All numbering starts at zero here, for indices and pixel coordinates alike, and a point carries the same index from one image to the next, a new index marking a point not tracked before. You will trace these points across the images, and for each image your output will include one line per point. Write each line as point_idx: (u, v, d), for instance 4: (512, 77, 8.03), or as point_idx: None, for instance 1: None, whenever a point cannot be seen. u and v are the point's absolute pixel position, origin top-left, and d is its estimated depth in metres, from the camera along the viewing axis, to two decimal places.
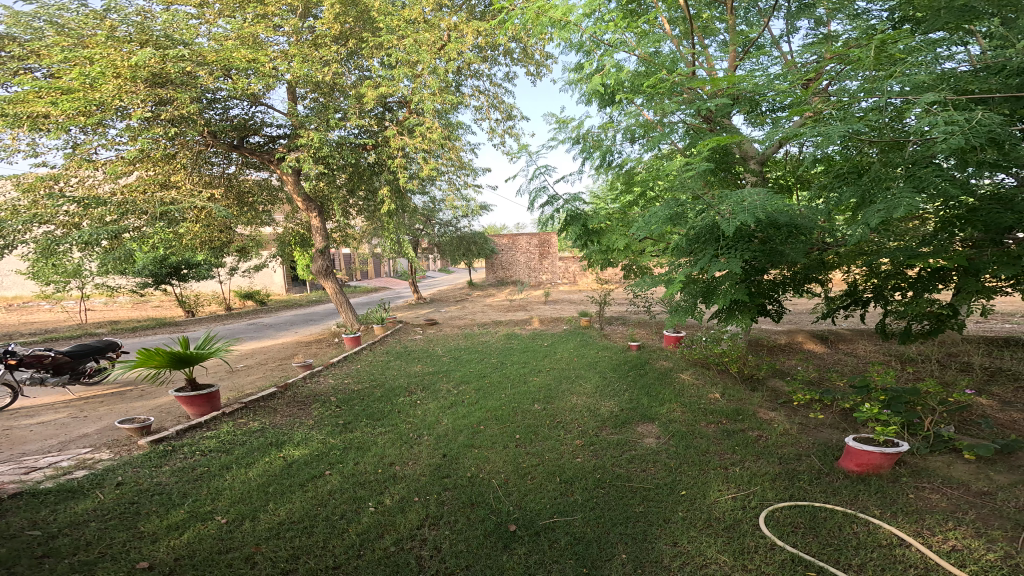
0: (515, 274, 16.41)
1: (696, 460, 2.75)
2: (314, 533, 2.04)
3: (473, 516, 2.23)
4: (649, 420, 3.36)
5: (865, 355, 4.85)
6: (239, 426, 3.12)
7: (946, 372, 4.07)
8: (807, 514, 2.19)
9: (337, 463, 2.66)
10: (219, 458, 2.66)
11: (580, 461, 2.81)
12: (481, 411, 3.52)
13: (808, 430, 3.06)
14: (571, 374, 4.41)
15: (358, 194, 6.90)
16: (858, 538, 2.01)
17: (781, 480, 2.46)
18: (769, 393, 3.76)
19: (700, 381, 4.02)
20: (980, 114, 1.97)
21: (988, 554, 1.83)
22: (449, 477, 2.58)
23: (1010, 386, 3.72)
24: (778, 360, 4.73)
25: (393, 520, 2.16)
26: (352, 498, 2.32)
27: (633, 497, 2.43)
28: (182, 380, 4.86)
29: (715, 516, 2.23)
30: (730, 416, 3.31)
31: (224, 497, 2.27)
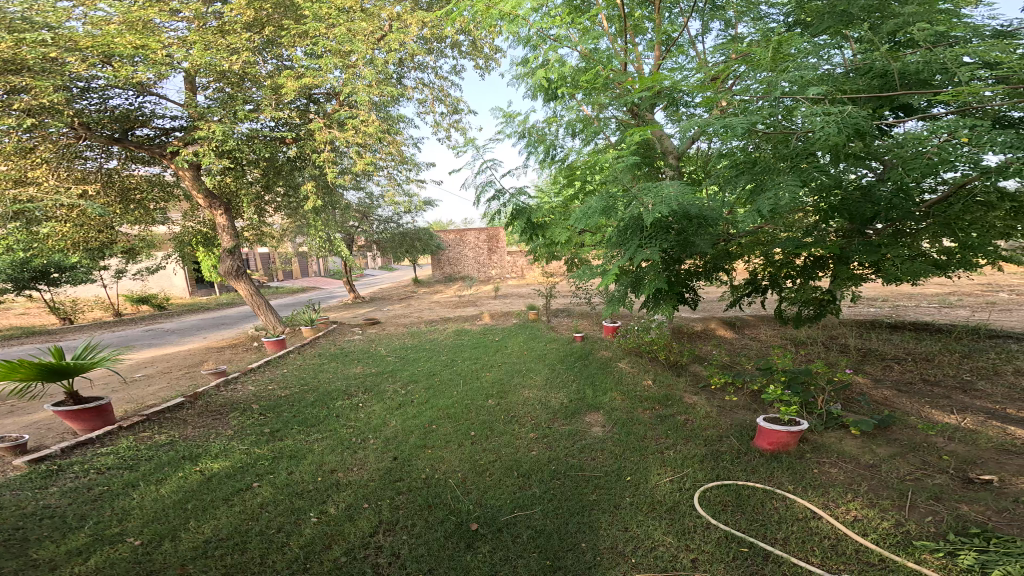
0: (464, 270, 16.35)
1: (637, 446, 2.82)
2: (248, 548, 1.96)
3: (432, 518, 2.21)
4: (596, 409, 3.42)
5: (765, 339, 5.23)
6: (141, 440, 2.95)
7: (830, 354, 4.47)
8: (733, 493, 2.30)
9: (266, 473, 2.56)
10: (121, 475, 2.50)
11: (535, 453, 2.83)
12: (434, 410, 3.47)
13: (726, 412, 3.23)
14: (522, 367, 4.45)
15: (275, 190, 6.64)
16: (779, 512, 2.13)
17: (708, 462, 2.57)
18: (692, 377, 3.95)
19: (636, 369, 4.14)
20: (849, 107, 2.11)
21: (883, 523, 1.98)
22: (403, 481, 2.53)
23: (880, 364, 4.16)
24: (696, 346, 4.97)
25: (342, 528, 2.10)
26: (290, 509, 2.23)
27: (587, 485, 2.48)
28: (61, 395, 4.51)
29: (658, 500, 2.30)
30: (661, 401, 3.43)
31: (133, 516, 2.14)
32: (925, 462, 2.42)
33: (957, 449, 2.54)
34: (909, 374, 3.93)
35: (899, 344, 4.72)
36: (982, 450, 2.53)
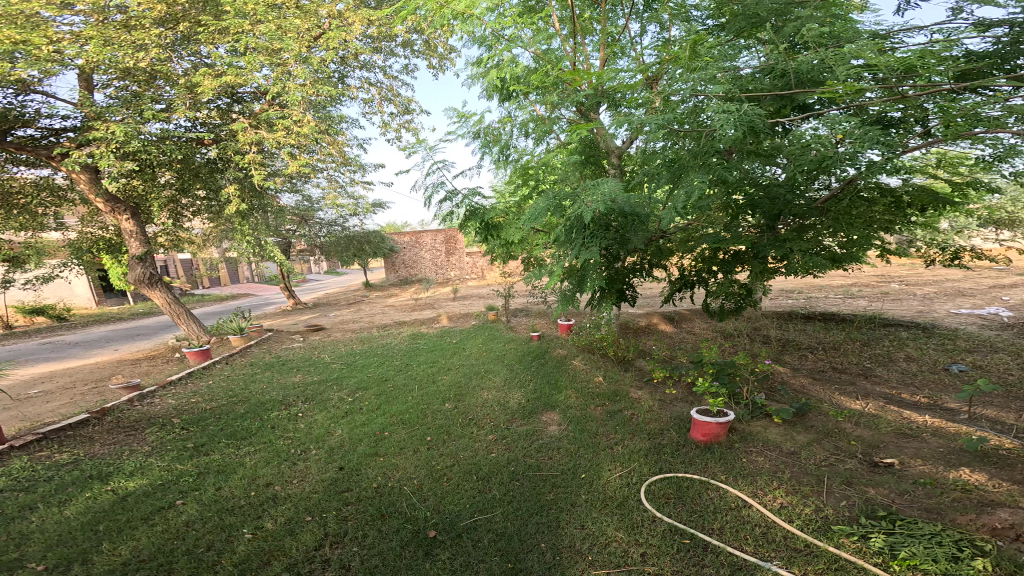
0: (421, 272, 16.28)
1: (589, 443, 2.85)
2: (174, 569, 1.87)
3: (386, 528, 2.15)
4: (551, 408, 3.44)
5: (699, 332, 5.63)
6: (40, 460, 2.76)
7: (754, 345, 4.86)
8: (674, 485, 2.37)
9: (191, 490, 2.45)
10: (16, 498, 2.33)
11: (495, 456, 2.81)
12: (386, 417, 3.40)
13: (666, 405, 3.35)
14: (481, 369, 4.42)
15: (194, 194, 6.35)
16: (717, 502, 2.21)
17: (651, 455, 2.64)
18: (638, 372, 4.08)
19: (589, 366, 4.21)
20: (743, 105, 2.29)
21: (806, 509, 2.09)
22: (351, 491, 2.46)
23: (797, 354, 4.62)
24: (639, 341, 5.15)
25: (281, 543, 2.03)
26: (220, 526, 2.14)
27: (543, 485, 2.48)
28: None
29: (609, 496, 2.33)
30: (609, 397, 3.50)
31: (33, 541, 2.01)
32: (837, 448, 2.63)
33: (864, 435, 2.78)
34: (822, 361, 4.40)
35: (811, 336, 5.18)
36: (884, 434, 2.79)
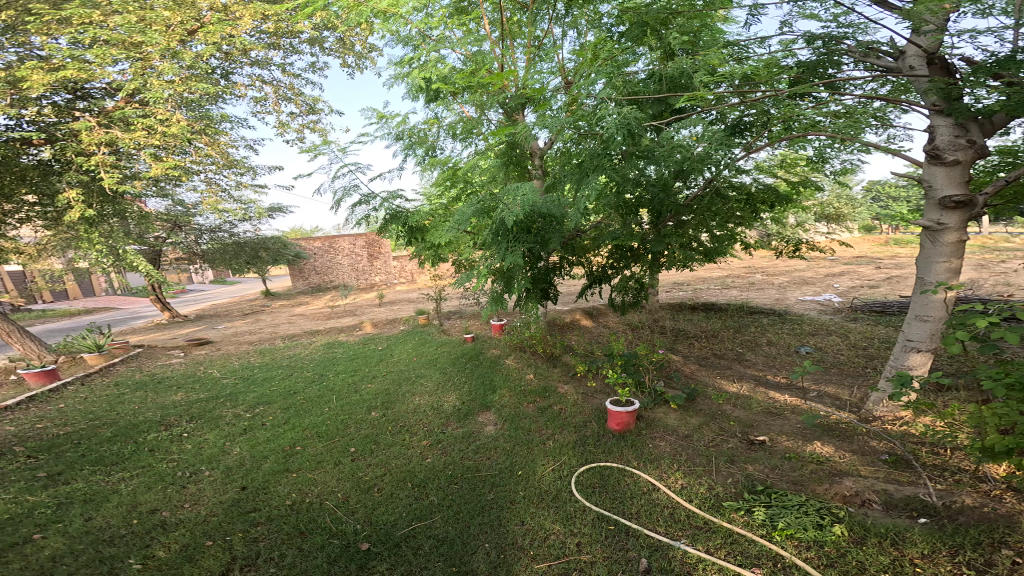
0: (336, 276, 17.21)
1: (524, 440, 3.71)
2: None
3: (307, 544, 2.52)
4: (487, 409, 4.36)
5: (612, 328, 7.61)
6: None
7: (656, 338, 6.67)
8: (598, 475, 3.16)
9: (51, 522, 2.71)
10: None
11: (430, 461, 3.41)
12: (296, 431, 3.96)
13: (588, 398, 4.47)
14: (413, 375, 5.39)
15: (24, 200, 5.93)
16: (632, 486, 3.04)
17: (578, 448, 3.52)
18: (564, 366, 5.35)
19: (522, 364, 5.36)
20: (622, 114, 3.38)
21: (700, 488, 2.96)
22: (260, 511, 2.82)
23: (687, 345, 6.46)
24: (567, 339, 6.88)
25: (181, 569, 2.35)
26: (99, 558, 2.41)
27: (483, 486, 3.08)
28: None
29: (545, 490, 2.99)
30: (541, 394, 4.55)
31: None
32: (722, 428, 3.83)
33: (739, 415, 4.08)
34: (705, 347, 6.36)
35: (695, 326, 7.28)
36: (753, 413, 4.11)
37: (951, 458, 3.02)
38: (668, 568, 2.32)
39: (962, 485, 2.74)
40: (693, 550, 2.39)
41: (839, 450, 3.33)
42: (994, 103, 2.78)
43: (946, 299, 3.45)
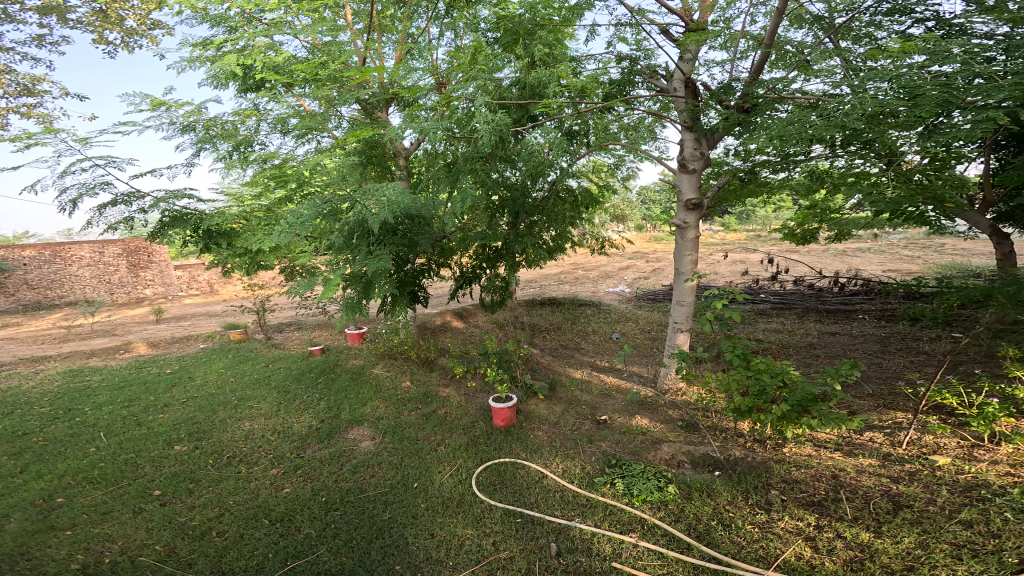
0: (72, 292, 13.09)
1: (415, 450, 4.00)
2: None
3: None
4: (359, 423, 4.55)
5: (482, 325, 8.21)
6: None
7: (518, 333, 7.52)
8: (496, 473, 3.61)
9: None
10: None
11: (287, 490, 3.50)
12: (55, 478, 3.64)
13: (469, 398, 5.03)
14: (252, 396, 5.24)
15: None
16: (526, 478, 3.56)
17: (472, 449, 3.97)
18: (442, 369, 5.84)
19: (396, 372, 5.69)
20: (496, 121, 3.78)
21: (576, 469, 3.63)
22: None
23: (545, 337, 7.34)
24: (439, 339, 7.24)
25: None
26: None
27: (379, 506, 3.26)
28: None
29: (451, 498, 3.32)
30: (422, 400, 4.95)
31: None
32: (577, 413, 4.64)
33: (585, 398, 4.98)
34: (558, 338, 7.27)
35: (547, 319, 8.27)
36: (594, 395, 5.05)
37: (710, 419, 4.30)
38: (573, 547, 2.83)
39: (724, 437, 3.99)
40: (586, 526, 2.97)
41: (651, 421, 4.40)
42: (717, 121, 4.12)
43: (692, 284, 4.76)
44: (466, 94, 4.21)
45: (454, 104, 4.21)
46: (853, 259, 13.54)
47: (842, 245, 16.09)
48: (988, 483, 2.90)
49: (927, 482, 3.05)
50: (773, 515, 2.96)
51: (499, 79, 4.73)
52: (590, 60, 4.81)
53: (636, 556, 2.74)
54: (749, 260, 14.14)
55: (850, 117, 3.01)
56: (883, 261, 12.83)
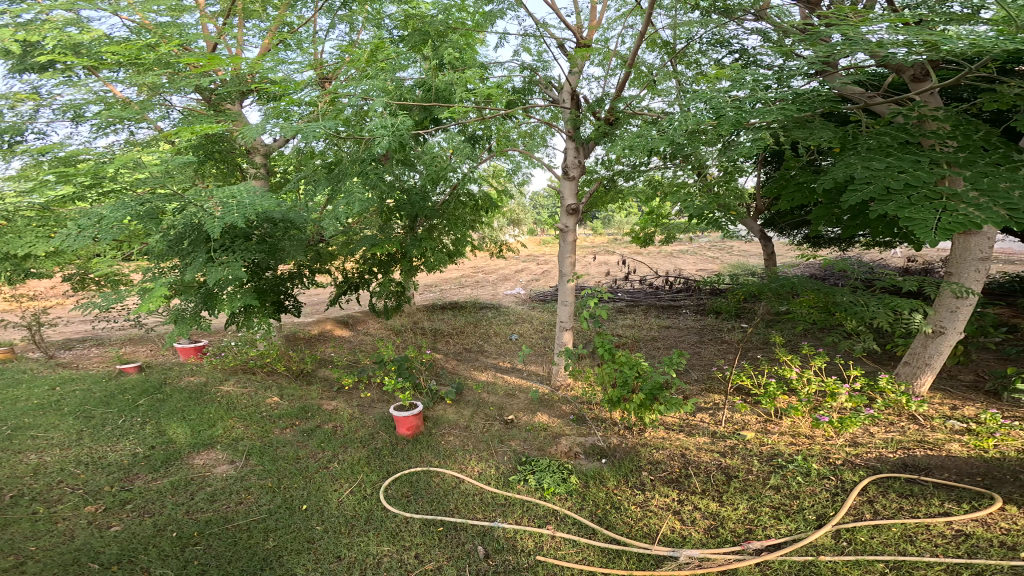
0: None
1: (298, 471, 3.67)
2: None
3: None
4: (210, 447, 4.05)
5: (372, 332, 7.86)
6: None
7: (416, 338, 7.37)
8: (409, 485, 3.48)
9: None
10: None
11: (117, 528, 3.04)
12: None
13: (364, 409, 4.77)
14: (43, 424, 4.41)
15: None
16: (442, 485, 3.48)
17: (374, 462, 3.75)
18: (322, 382, 5.50)
19: (255, 389, 5.18)
20: (391, 126, 3.63)
21: (491, 470, 3.65)
22: None
23: (445, 342, 7.28)
24: (318, 351, 6.75)
25: None
26: None
27: (262, 535, 2.97)
28: None
29: (356, 516, 3.13)
30: (299, 416, 4.57)
31: None
32: (486, 415, 4.67)
33: (492, 400, 5.03)
34: (461, 343, 7.21)
35: (449, 324, 8.19)
36: (500, 396, 5.13)
37: (594, 411, 4.64)
38: (500, 546, 2.86)
39: (611, 426, 4.32)
40: (508, 524, 3.01)
41: (550, 417, 4.58)
42: (592, 131, 4.51)
43: (572, 284, 5.09)
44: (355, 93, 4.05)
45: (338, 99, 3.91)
46: (678, 258, 15.80)
47: (698, 246, 18.58)
48: (780, 452, 3.65)
49: (743, 454, 3.66)
50: (647, 494, 3.28)
51: (397, 80, 4.62)
52: (496, 67, 4.92)
53: (554, 547, 2.85)
54: (609, 261, 15.61)
55: (675, 133, 3.49)
56: (726, 260, 15.15)
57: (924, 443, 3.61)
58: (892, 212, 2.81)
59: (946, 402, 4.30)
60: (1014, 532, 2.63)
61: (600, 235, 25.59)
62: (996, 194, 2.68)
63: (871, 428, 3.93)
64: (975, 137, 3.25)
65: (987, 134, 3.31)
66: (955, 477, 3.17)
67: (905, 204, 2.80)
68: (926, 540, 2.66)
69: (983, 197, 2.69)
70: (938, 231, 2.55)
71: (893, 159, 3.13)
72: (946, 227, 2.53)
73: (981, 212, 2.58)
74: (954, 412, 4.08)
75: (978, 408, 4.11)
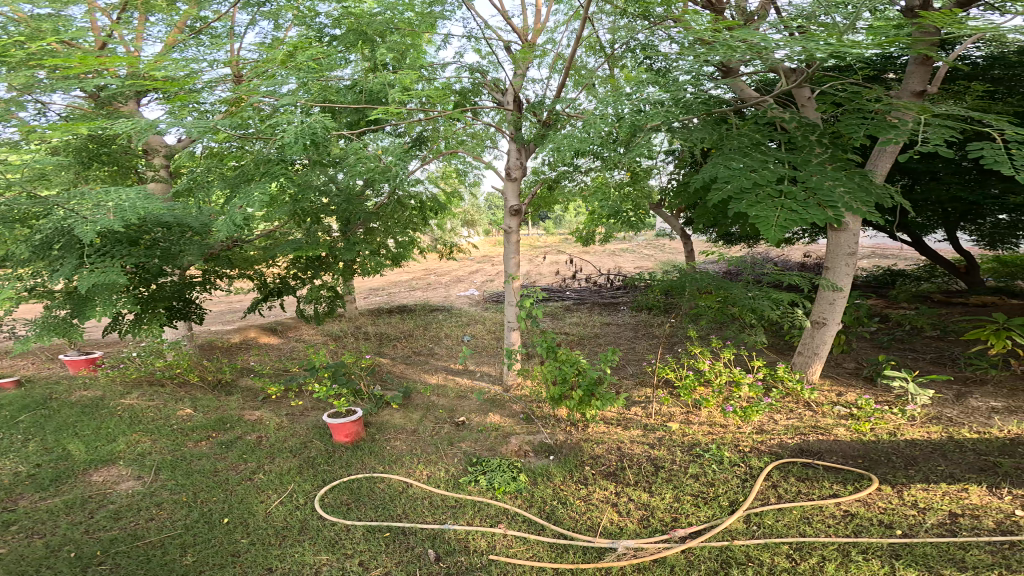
0: None
1: (215, 483, 3.40)
2: None
3: None
4: (111, 462, 3.66)
5: (306, 339, 7.48)
6: None
7: (358, 343, 7.08)
8: (350, 492, 3.30)
9: None
10: None
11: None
12: None
13: (294, 417, 4.49)
14: None
15: None
16: (387, 491, 3.34)
17: (308, 471, 3.54)
18: (244, 392, 5.11)
19: (165, 401, 4.72)
20: (307, 122, 3.33)
21: (441, 473, 3.55)
22: None
23: (390, 346, 7.04)
24: (240, 360, 6.30)
25: None
26: None
27: (181, 548, 2.77)
28: None
29: (288, 526, 2.96)
30: (216, 427, 4.22)
31: None
32: (436, 417, 4.56)
33: (442, 402, 4.90)
34: (409, 347, 6.99)
35: (395, 328, 7.93)
36: (451, 398, 5.01)
37: (543, 409, 4.66)
38: (452, 548, 2.78)
39: (556, 422, 4.36)
40: (460, 525, 2.94)
41: (502, 416, 4.55)
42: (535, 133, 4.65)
43: (517, 284, 5.09)
44: (283, 87, 3.85)
45: (262, 90, 3.68)
46: (621, 257, 16.34)
47: (639, 244, 19.35)
48: (699, 441, 3.87)
49: (669, 445, 3.84)
50: (589, 488, 3.33)
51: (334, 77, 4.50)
52: (440, 69, 4.91)
53: (507, 545, 2.81)
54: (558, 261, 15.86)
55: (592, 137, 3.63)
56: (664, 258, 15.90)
57: (817, 428, 3.98)
58: (743, 209, 3.07)
59: (832, 389, 4.77)
60: (890, 511, 2.92)
61: (550, 236, 25.92)
62: (823, 195, 3.05)
63: (774, 416, 4.28)
64: (805, 139, 3.73)
65: (819, 135, 3.80)
66: (842, 460, 3.50)
67: (754, 201, 3.08)
68: (821, 521, 2.89)
69: (813, 196, 3.06)
70: (777, 226, 2.84)
71: (766, 159, 3.44)
72: (783, 222, 2.84)
73: (810, 210, 2.93)
74: (838, 398, 4.53)
75: (857, 394, 4.59)
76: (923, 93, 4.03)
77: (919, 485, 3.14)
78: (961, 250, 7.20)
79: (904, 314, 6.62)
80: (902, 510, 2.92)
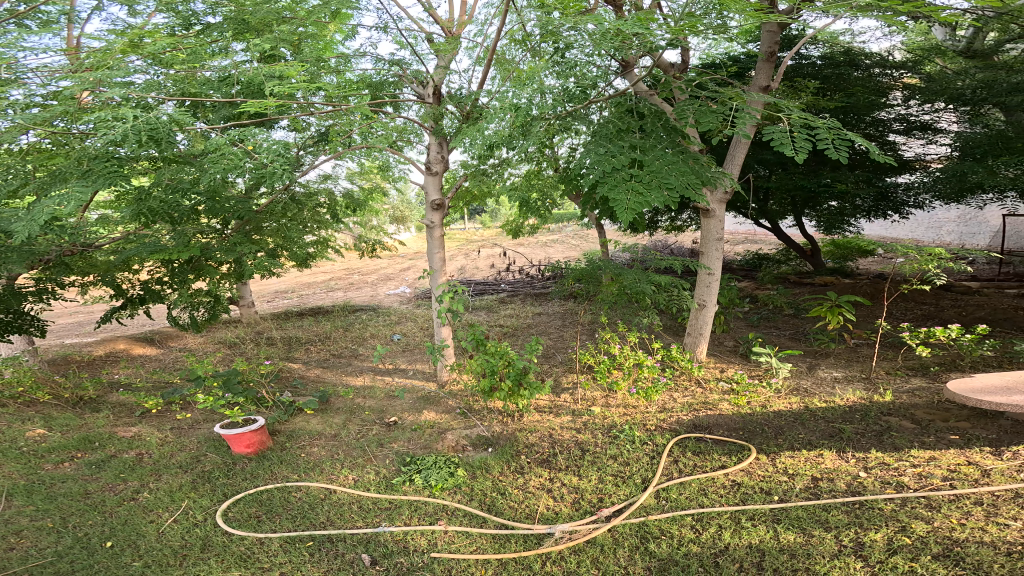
0: None
1: (95, 505, 2.96)
2: None
3: None
4: None
5: (191, 348, 6.73)
6: None
7: (258, 350, 6.51)
8: (261, 504, 3.02)
9: None
10: None
11: None
12: None
13: (183, 431, 4.00)
14: None
15: None
16: (306, 499, 3.09)
17: (206, 487, 3.17)
18: (117, 408, 4.45)
19: (11, 422, 3.94)
20: (134, 118, 2.97)
21: (370, 475, 3.36)
22: None
23: (302, 351, 6.54)
24: (113, 374, 5.50)
25: None
26: None
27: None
28: None
29: (188, 546, 2.65)
30: (84, 446, 3.64)
31: None
32: (363, 419, 4.31)
33: (370, 404, 4.66)
34: (323, 350, 6.56)
35: (308, 330, 7.39)
36: (380, 399, 4.78)
37: (478, 402, 4.61)
38: (389, 550, 2.65)
39: (492, 414, 4.34)
40: (396, 527, 2.81)
41: (437, 413, 4.42)
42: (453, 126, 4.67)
43: (444, 278, 5.01)
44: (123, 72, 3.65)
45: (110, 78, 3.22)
46: (551, 248, 16.68)
47: (567, 236, 19.89)
48: (616, 423, 4.08)
49: (592, 428, 3.99)
50: (525, 476, 3.35)
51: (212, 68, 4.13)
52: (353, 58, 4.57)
53: (448, 540, 2.73)
54: (489, 254, 15.79)
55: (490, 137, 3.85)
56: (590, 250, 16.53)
57: (706, 404, 4.36)
58: (604, 192, 3.59)
59: (716, 366, 5.26)
60: (767, 478, 3.24)
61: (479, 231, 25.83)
62: (662, 178, 3.63)
63: (672, 394, 4.62)
64: (654, 125, 4.31)
65: (665, 121, 4.41)
66: (726, 433, 3.86)
67: (613, 184, 3.59)
68: (714, 491, 3.13)
69: (654, 179, 3.61)
70: (629, 209, 3.39)
71: (626, 143, 3.96)
72: (633, 206, 3.39)
73: (651, 192, 3.49)
74: (721, 374, 5.03)
75: (734, 369, 5.14)
76: (767, 87, 4.53)
77: (787, 453, 3.53)
78: (808, 237, 8.11)
79: (768, 294, 7.53)
80: (776, 477, 3.25)
